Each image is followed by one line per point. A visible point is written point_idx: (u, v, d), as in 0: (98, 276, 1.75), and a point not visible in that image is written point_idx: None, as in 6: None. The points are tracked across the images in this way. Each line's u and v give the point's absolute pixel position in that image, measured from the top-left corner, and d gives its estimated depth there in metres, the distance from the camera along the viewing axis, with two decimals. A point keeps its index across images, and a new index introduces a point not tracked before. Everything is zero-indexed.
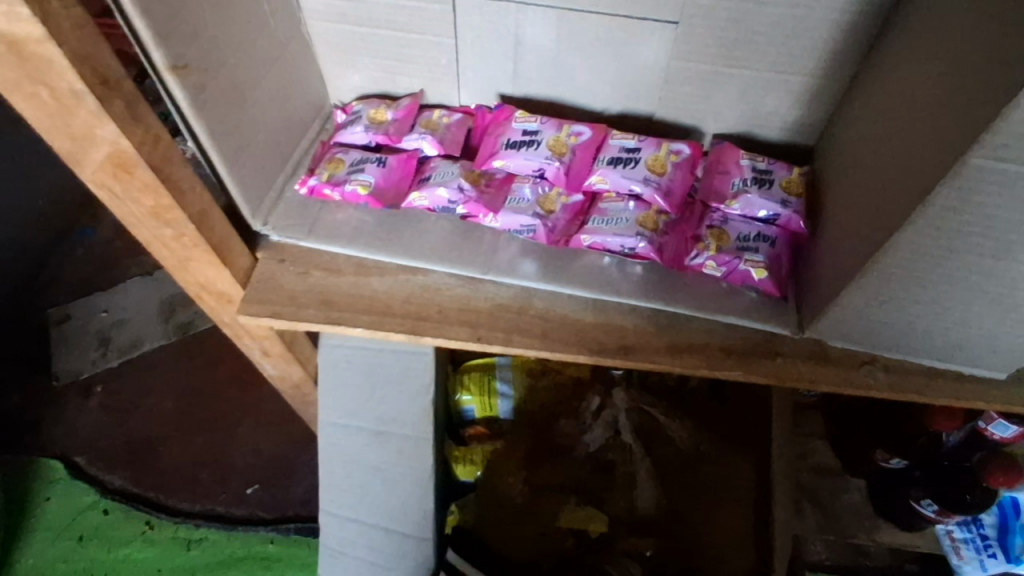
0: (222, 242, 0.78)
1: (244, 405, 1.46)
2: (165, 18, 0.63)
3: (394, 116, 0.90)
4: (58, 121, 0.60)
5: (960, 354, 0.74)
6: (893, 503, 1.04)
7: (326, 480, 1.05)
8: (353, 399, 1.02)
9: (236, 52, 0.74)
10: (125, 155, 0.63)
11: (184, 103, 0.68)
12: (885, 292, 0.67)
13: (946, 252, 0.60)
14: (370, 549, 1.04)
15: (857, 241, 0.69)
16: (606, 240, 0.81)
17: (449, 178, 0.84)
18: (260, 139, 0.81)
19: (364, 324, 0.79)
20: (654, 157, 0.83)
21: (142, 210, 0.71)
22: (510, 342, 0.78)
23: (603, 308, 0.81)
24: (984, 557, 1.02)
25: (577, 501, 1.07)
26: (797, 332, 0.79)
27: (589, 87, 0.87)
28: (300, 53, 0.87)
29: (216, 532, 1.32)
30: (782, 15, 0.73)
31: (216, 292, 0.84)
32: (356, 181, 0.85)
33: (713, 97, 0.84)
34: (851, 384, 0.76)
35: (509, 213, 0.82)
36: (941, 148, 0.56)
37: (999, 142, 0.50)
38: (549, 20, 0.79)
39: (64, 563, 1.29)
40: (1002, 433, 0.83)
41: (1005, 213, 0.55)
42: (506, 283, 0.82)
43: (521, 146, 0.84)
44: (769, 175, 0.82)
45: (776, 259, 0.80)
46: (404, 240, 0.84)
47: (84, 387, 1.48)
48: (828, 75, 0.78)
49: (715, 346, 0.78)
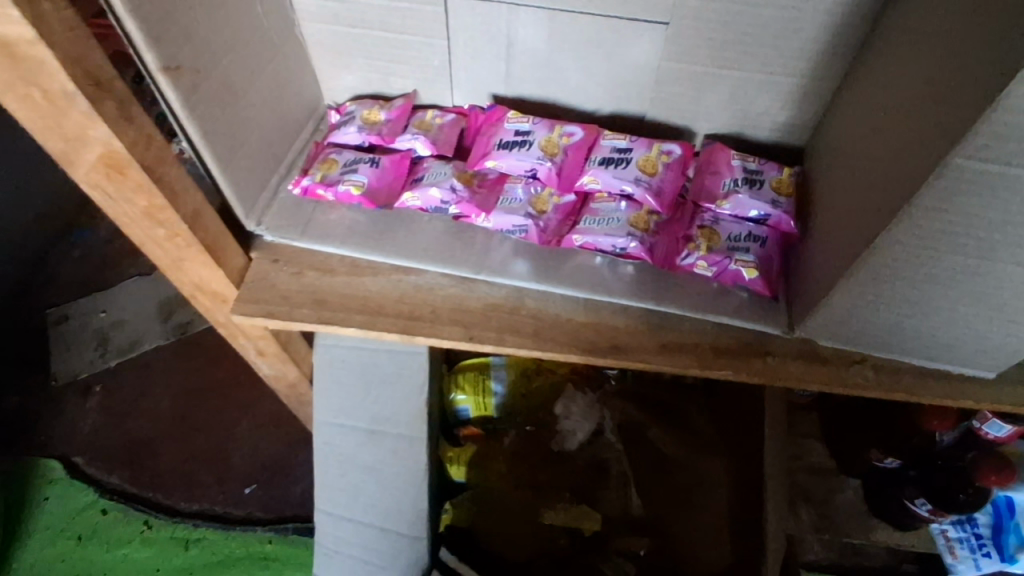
0: (216, 243, 0.79)
1: (242, 405, 1.46)
2: (156, 20, 0.63)
3: (388, 116, 0.91)
4: (51, 121, 0.60)
5: (949, 355, 0.74)
6: (886, 503, 1.03)
7: (321, 479, 1.05)
8: (347, 399, 1.02)
9: (229, 53, 0.74)
10: (117, 156, 0.64)
11: (177, 104, 0.68)
12: (874, 291, 0.67)
13: (934, 252, 0.61)
14: (365, 548, 1.05)
15: (846, 240, 0.69)
16: (597, 239, 0.81)
17: (441, 179, 0.85)
18: (253, 139, 0.82)
19: (357, 324, 0.80)
20: (645, 158, 0.83)
21: (136, 211, 0.71)
22: (503, 342, 0.78)
23: (595, 308, 0.81)
24: (979, 556, 1.02)
25: (570, 499, 1.07)
26: (788, 331, 0.79)
27: (581, 87, 0.87)
28: (293, 53, 0.87)
29: (214, 532, 1.33)
30: (771, 16, 0.73)
31: (210, 292, 0.85)
32: (350, 181, 0.85)
33: (705, 98, 0.84)
34: (842, 383, 0.77)
35: (502, 213, 0.83)
36: (927, 148, 0.56)
37: (983, 143, 0.51)
38: (540, 21, 0.80)
39: (62, 563, 1.30)
40: (997, 433, 0.83)
41: (989, 214, 0.55)
42: (498, 283, 0.82)
43: (513, 146, 0.84)
44: (759, 176, 0.83)
45: (766, 259, 0.80)
46: (397, 240, 0.84)
47: (83, 387, 1.49)
48: (819, 76, 0.79)
49: (706, 346, 0.79)
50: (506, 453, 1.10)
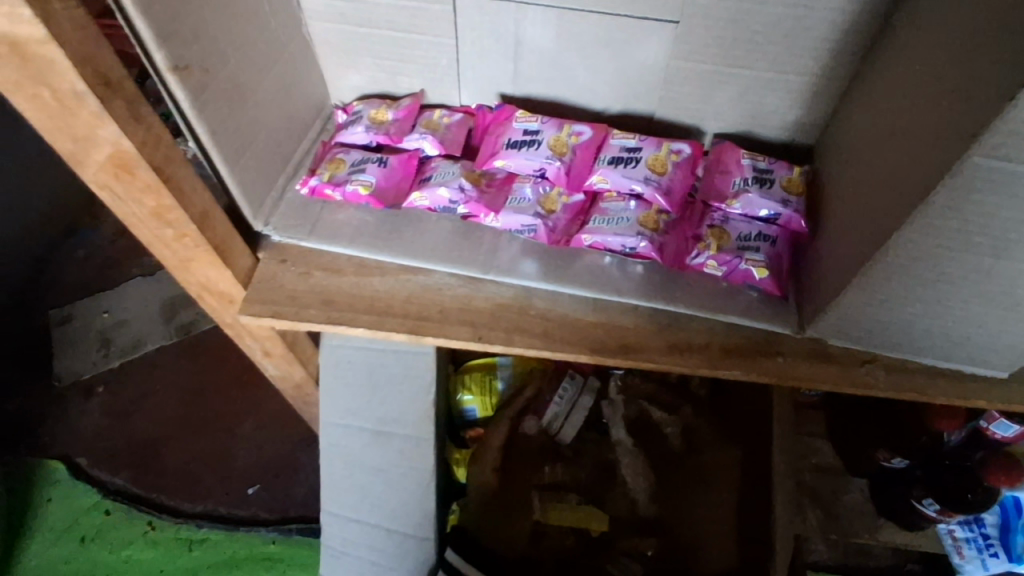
0: (224, 243, 0.78)
1: (245, 405, 1.46)
2: (166, 19, 0.63)
3: (395, 116, 0.90)
4: (60, 121, 0.60)
5: (959, 354, 0.74)
6: (894, 503, 1.04)
7: (326, 480, 1.05)
8: (354, 399, 1.02)
9: (237, 52, 0.74)
10: (126, 155, 0.64)
11: (186, 103, 0.68)
12: (887, 290, 0.67)
13: (947, 251, 0.60)
14: (371, 549, 1.05)
15: (857, 240, 0.69)
16: (607, 239, 0.81)
17: (449, 178, 0.84)
18: (261, 139, 0.82)
19: (365, 324, 0.79)
20: (654, 157, 0.83)
21: (144, 211, 0.71)
22: (511, 342, 0.78)
23: (604, 309, 0.81)
24: (985, 556, 1.03)
25: (577, 499, 1.09)
26: (798, 331, 0.79)
27: (590, 86, 0.87)
28: (300, 53, 0.87)
29: (218, 532, 1.32)
30: (781, 14, 0.73)
31: (217, 292, 0.85)
32: (357, 181, 0.85)
33: (713, 97, 0.84)
34: (852, 383, 0.76)
35: (510, 213, 0.82)
36: (941, 147, 0.56)
37: (998, 141, 0.50)
38: (549, 20, 0.80)
39: (66, 564, 1.30)
40: (1003, 432, 0.83)
41: (1002, 213, 0.55)
42: (507, 283, 0.82)
43: (521, 146, 0.84)
44: (769, 175, 0.82)
45: (776, 259, 0.80)
46: (405, 240, 0.84)
47: (85, 388, 1.49)
48: (828, 74, 0.78)
49: (716, 346, 0.79)
50: (501, 444, 1.08)
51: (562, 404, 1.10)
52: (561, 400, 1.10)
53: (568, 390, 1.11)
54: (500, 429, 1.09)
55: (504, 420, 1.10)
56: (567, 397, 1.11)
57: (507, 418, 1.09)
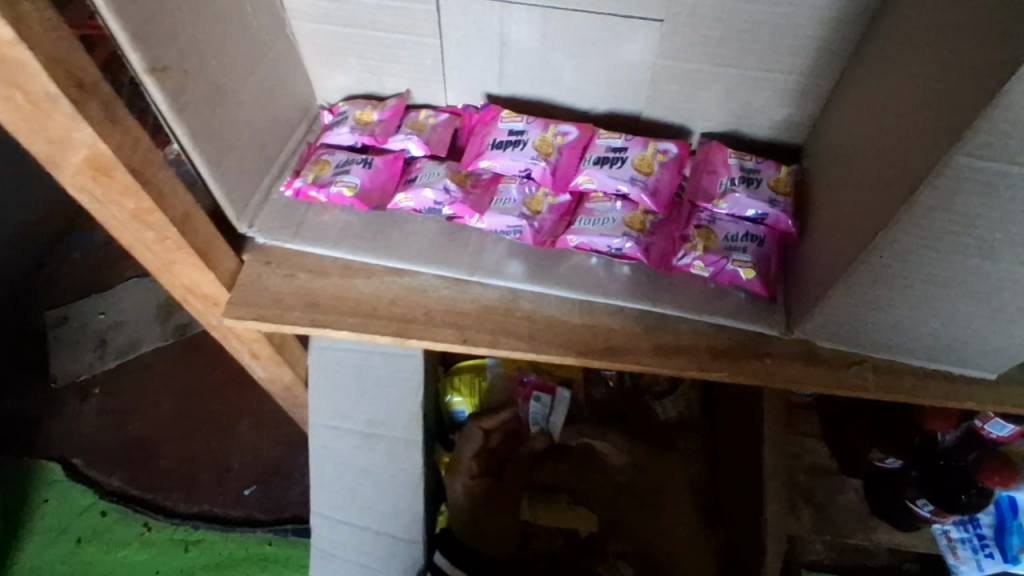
0: (206, 245, 0.78)
1: (242, 406, 1.46)
2: (141, 20, 0.62)
3: (380, 116, 0.90)
4: (34, 124, 0.59)
5: (949, 355, 0.73)
6: (891, 504, 1.02)
7: (316, 482, 1.04)
8: (343, 400, 1.01)
9: (219, 54, 0.74)
10: (103, 157, 0.63)
11: (163, 105, 0.67)
12: (872, 291, 0.66)
13: (934, 251, 0.59)
14: (361, 550, 1.04)
15: (844, 240, 0.68)
16: (593, 240, 0.80)
17: (434, 179, 0.84)
18: (245, 140, 0.81)
19: (349, 327, 0.79)
20: (640, 157, 0.82)
21: (125, 213, 0.70)
22: (496, 344, 0.77)
23: (591, 310, 0.80)
24: (981, 557, 1.01)
25: (568, 501, 1.11)
26: (786, 332, 0.78)
27: (577, 86, 0.86)
28: (285, 54, 0.86)
29: (215, 533, 1.32)
30: (768, 13, 0.72)
31: (203, 294, 0.84)
32: (342, 182, 0.85)
33: (700, 96, 0.83)
34: (840, 385, 0.76)
35: (495, 214, 0.82)
36: (926, 147, 0.55)
37: (983, 141, 0.50)
38: (534, 19, 0.79)
39: (62, 565, 1.29)
40: (999, 432, 0.81)
41: (989, 212, 0.54)
42: (493, 284, 0.81)
43: (506, 146, 0.83)
44: (756, 174, 0.82)
45: (763, 259, 0.79)
46: (390, 241, 0.83)
47: (83, 388, 1.48)
48: (816, 72, 0.77)
49: (703, 347, 0.78)
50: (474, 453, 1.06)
51: (537, 420, 1.10)
52: (535, 421, 1.10)
53: (537, 410, 1.10)
54: (474, 437, 1.06)
55: (478, 427, 1.07)
56: (539, 415, 1.10)
57: (478, 424, 1.07)
